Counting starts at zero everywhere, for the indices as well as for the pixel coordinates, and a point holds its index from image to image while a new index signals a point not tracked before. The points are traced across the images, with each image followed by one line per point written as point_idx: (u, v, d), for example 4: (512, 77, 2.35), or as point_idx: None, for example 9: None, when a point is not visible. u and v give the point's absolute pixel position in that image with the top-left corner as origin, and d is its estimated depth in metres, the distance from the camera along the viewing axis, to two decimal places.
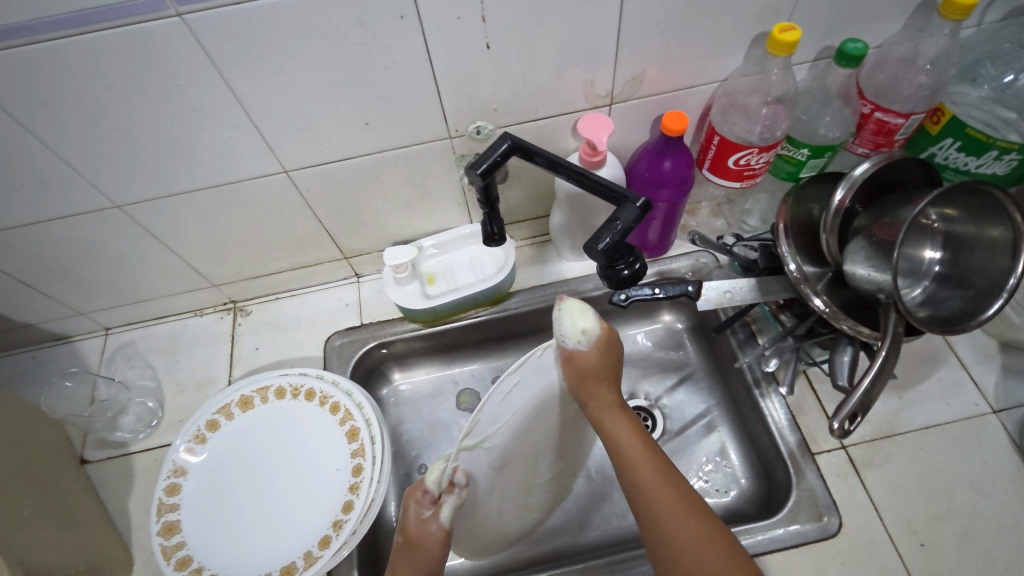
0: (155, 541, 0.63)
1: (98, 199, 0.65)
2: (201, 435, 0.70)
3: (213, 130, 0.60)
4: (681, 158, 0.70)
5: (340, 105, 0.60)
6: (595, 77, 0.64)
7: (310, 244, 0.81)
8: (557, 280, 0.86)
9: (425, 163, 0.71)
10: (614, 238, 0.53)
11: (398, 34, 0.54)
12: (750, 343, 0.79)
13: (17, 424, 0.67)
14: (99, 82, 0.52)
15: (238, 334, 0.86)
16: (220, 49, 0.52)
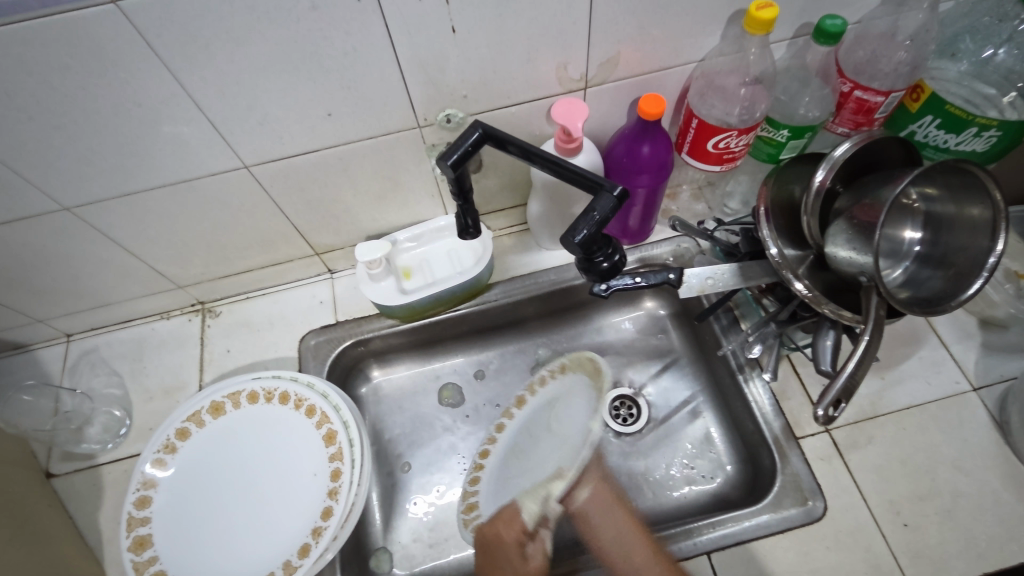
0: (126, 558, 0.61)
1: (44, 201, 0.61)
2: (171, 445, 0.67)
3: (163, 125, 0.56)
4: (659, 143, 0.68)
5: (299, 95, 0.57)
6: (568, 59, 0.62)
7: (278, 241, 0.78)
8: (537, 270, 0.85)
9: (395, 153, 0.68)
10: (591, 229, 0.51)
11: (357, 18, 0.51)
12: (733, 329, 0.77)
13: None
14: (32, 77, 0.49)
15: (207, 336, 0.83)
16: (163, 39, 0.48)
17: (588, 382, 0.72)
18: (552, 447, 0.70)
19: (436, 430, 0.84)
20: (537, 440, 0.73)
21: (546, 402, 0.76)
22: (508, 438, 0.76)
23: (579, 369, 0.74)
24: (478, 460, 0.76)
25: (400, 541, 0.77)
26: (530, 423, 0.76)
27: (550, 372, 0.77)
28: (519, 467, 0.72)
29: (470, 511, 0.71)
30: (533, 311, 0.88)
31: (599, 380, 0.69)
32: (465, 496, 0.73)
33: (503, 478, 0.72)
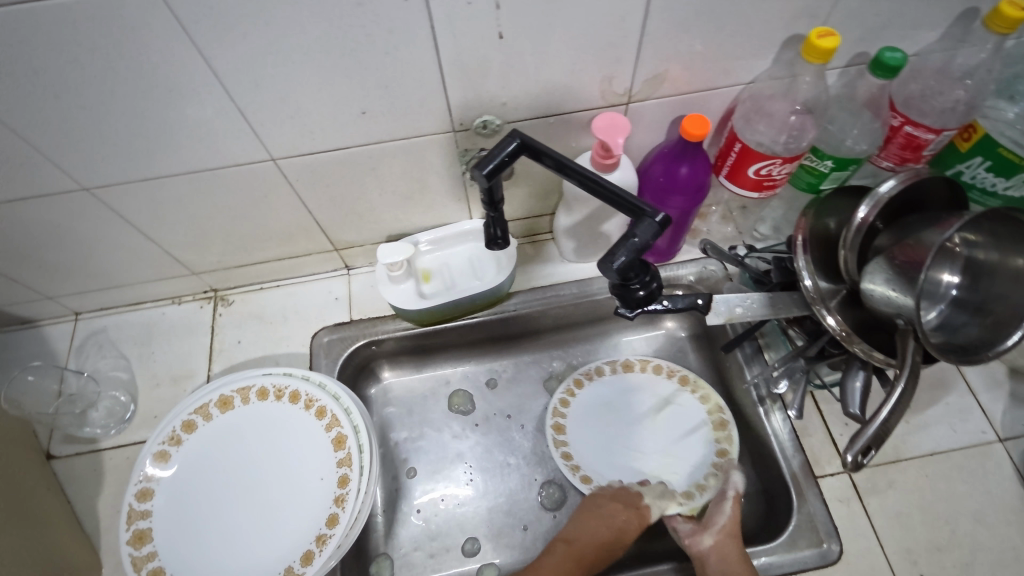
0: (124, 551, 0.60)
1: (65, 181, 0.59)
2: (176, 437, 0.66)
3: (193, 113, 0.54)
4: (698, 164, 0.66)
5: (335, 92, 0.55)
6: (613, 73, 0.59)
7: (298, 234, 0.76)
8: (560, 282, 0.83)
9: (427, 155, 0.66)
10: (629, 255, 0.49)
11: (403, 17, 0.49)
12: (757, 359, 0.75)
13: None
14: (62, 54, 0.46)
15: (219, 325, 0.81)
16: (200, 25, 0.46)
17: (706, 421, 0.79)
18: (648, 440, 0.79)
19: (445, 437, 0.83)
20: (635, 423, 0.81)
21: (654, 397, 0.82)
22: (606, 390, 0.83)
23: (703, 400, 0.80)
24: (572, 387, 0.83)
25: (400, 549, 0.75)
26: (633, 398, 0.82)
27: (671, 372, 0.83)
28: (614, 434, 0.80)
29: (559, 432, 0.80)
30: (550, 323, 0.86)
31: (720, 432, 0.78)
32: (554, 414, 0.81)
33: (595, 421, 0.81)
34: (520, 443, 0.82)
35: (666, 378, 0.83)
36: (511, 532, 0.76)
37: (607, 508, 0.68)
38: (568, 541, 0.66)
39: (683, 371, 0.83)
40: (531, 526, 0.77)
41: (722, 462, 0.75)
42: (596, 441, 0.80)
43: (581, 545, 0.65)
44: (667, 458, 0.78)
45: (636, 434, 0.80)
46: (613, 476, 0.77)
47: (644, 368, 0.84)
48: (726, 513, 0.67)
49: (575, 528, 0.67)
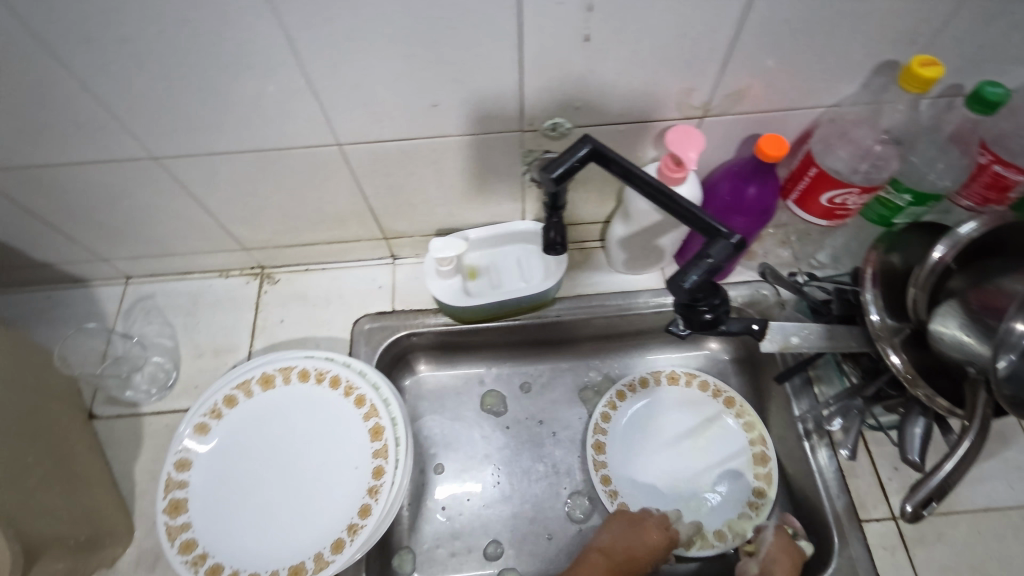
0: (160, 519, 0.61)
1: (135, 149, 0.60)
2: (217, 410, 0.66)
3: (270, 94, 0.54)
4: (768, 186, 0.64)
5: (411, 83, 0.54)
6: (694, 85, 0.58)
7: (350, 220, 0.76)
8: (606, 291, 0.81)
9: (490, 152, 0.65)
10: (701, 275, 0.48)
11: (491, 12, 0.48)
12: (806, 391, 0.73)
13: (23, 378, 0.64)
14: (152, 25, 0.46)
15: (263, 303, 0.82)
16: (289, 6, 0.46)
17: (747, 452, 0.77)
18: (685, 464, 0.78)
19: (476, 436, 0.82)
20: (674, 444, 0.79)
21: (696, 419, 0.80)
22: (648, 404, 0.82)
23: (746, 429, 0.78)
24: (614, 400, 0.81)
25: (423, 544, 0.75)
26: (674, 417, 0.81)
27: (716, 391, 0.81)
28: (652, 454, 0.79)
29: (600, 452, 0.78)
30: (591, 332, 0.84)
31: (760, 468, 0.76)
32: (595, 431, 0.79)
33: (636, 441, 0.79)
34: (551, 451, 0.81)
35: (712, 398, 0.81)
36: (535, 540, 0.75)
37: (637, 526, 0.69)
38: (602, 553, 0.66)
39: (730, 392, 0.81)
40: (556, 535, 0.76)
41: (758, 502, 0.74)
42: (634, 460, 0.78)
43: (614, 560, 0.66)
44: (703, 486, 0.76)
45: (674, 457, 0.78)
46: (647, 499, 0.76)
47: (689, 383, 0.82)
48: (770, 544, 0.66)
49: (608, 542, 0.68)
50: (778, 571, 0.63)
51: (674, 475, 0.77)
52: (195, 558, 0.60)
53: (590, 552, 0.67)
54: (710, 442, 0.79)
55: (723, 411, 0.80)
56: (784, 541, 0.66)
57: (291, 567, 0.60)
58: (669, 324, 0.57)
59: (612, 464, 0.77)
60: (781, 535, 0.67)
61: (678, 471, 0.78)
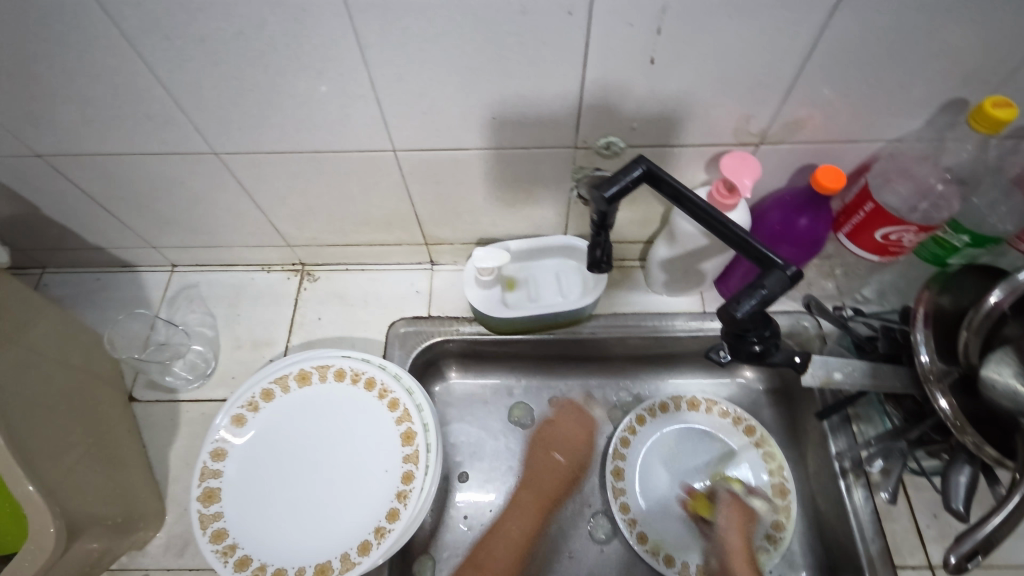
0: (194, 507, 0.62)
1: (198, 143, 0.61)
2: (254, 403, 0.68)
3: (335, 98, 0.55)
4: (820, 219, 0.63)
5: (473, 95, 0.55)
6: (754, 112, 0.57)
7: (394, 224, 0.77)
8: (642, 312, 0.81)
9: (541, 166, 0.65)
10: (755, 305, 0.47)
11: (561, 31, 0.48)
12: (844, 429, 0.71)
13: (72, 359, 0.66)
14: (231, 27, 0.48)
15: (302, 299, 0.83)
16: (364, 14, 0.47)
17: (767, 484, 0.76)
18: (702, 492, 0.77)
19: (502, 447, 0.82)
20: (690, 471, 0.79)
21: (714, 446, 0.80)
22: (669, 428, 0.81)
23: (766, 460, 0.77)
24: (634, 425, 0.80)
25: (443, 552, 0.75)
26: (693, 442, 0.80)
27: (737, 419, 0.80)
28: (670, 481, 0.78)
29: (619, 478, 0.77)
30: (624, 351, 0.84)
31: (779, 500, 0.75)
32: (614, 457, 0.78)
33: (655, 469, 0.78)
34: (576, 468, 0.80)
35: (733, 426, 0.80)
36: (556, 558, 0.75)
37: (551, 445, 0.81)
38: (526, 486, 0.78)
39: (751, 421, 0.80)
40: (576, 555, 0.75)
41: (777, 536, 0.73)
42: (654, 486, 0.78)
43: (545, 489, 0.78)
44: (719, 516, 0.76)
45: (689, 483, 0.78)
46: (665, 527, 0.75)
47: (709, 410, 0.81)
48: (723, 527, 0.72)
49: (525, 474, 0.79)
50: (735, 533, 0.72)
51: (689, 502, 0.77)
52: (223, 549, 0.61)
53: (515, 489, 0.79)
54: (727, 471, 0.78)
55: (744, 440, 0.79)
56: (737, 518, 0.73)
57: (317, 566, 0.60)
58: (708, 349, 0.56)
59: (631, 491, 0.77)
60: (735, 511, 0.73)
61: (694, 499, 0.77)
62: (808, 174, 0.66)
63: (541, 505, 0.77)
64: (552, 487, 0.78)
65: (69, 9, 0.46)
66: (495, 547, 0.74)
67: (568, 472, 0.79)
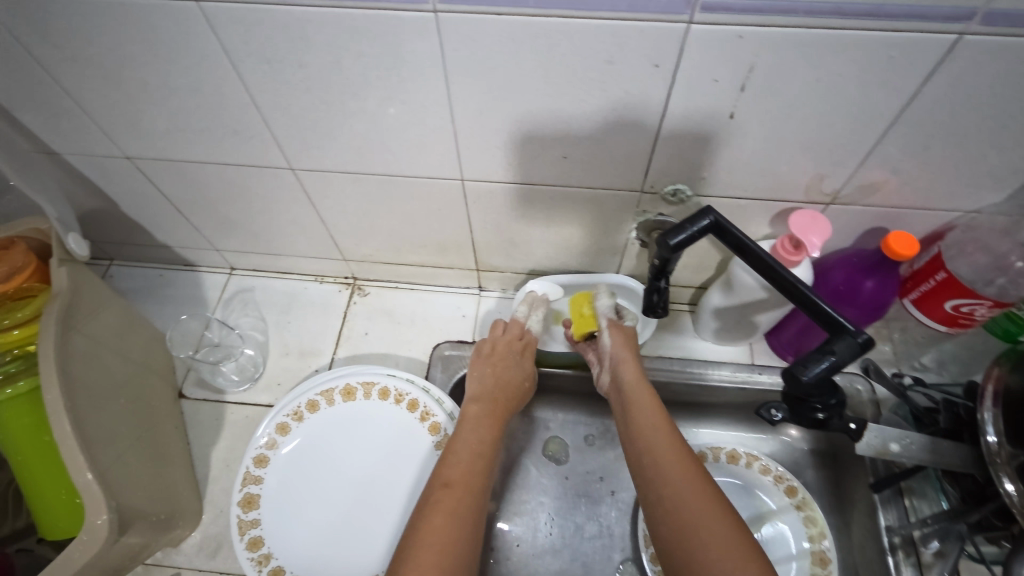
0: (234, 511, 0.63)
1: (278, 159, 0.64)
2: (299, 413, 0.69)
3: (415, 126, 0.57)
4: (887, 283, 0.62)
5: (548, 135, 0.56)
6: (828, 172, 0.57)
7: (450, 248, 0.78)
8: (686, 357, 0.81)
9: (603, 206, 0.66)
10: (823, 371, 0.45)
11: (645, 82, 0.49)
12: (896, 502, 0.67)
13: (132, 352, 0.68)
14: (329, 55, 0.50)
15: (351, 312, 0.85)
16: (456, 53, 0.48)
17: (805, 549, 0.73)
18: None
19: (532, 480, 0.81)
20: None
21: (752, 503, 0.78)
22: None
23: (807, 524, 0.74)
24: None
25: None
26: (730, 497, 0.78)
27: (778, 478, 0.77)
28: None
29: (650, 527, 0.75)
30: (663, 395, 0.82)
31: (818, 569, 0.71)
32: None
33: None
34: (606, 511, 0.79)
35: (773, 484, 0.78)
36: None
37: (492, 362, 0.70)
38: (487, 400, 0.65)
39: (793, 481, 0.77)
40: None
41: None
42: None
43: (494, 397, 0.66)
44: None
45: None
46: None
47: (750, 464, 0.79)
48: (609, 343, 0.68)
49: (485, 387, 0.67)
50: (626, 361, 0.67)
51: None
52: (258, 557, 0.62)
53: (468, 405, 0.66)
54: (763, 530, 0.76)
55: (784, 500, 0.77)
56: (621, 336, 0.69)
57: None
58: (758, 406, 0.52)
59: None
60: (616, 331, 0.70)
61: None
62: (876, 237, 0.64)
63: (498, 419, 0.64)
64: (506, 399, 0.67)
65: (183, 30, 0.49)
66: (456, 467, 0.57)
67: (515, 388, 0.68)
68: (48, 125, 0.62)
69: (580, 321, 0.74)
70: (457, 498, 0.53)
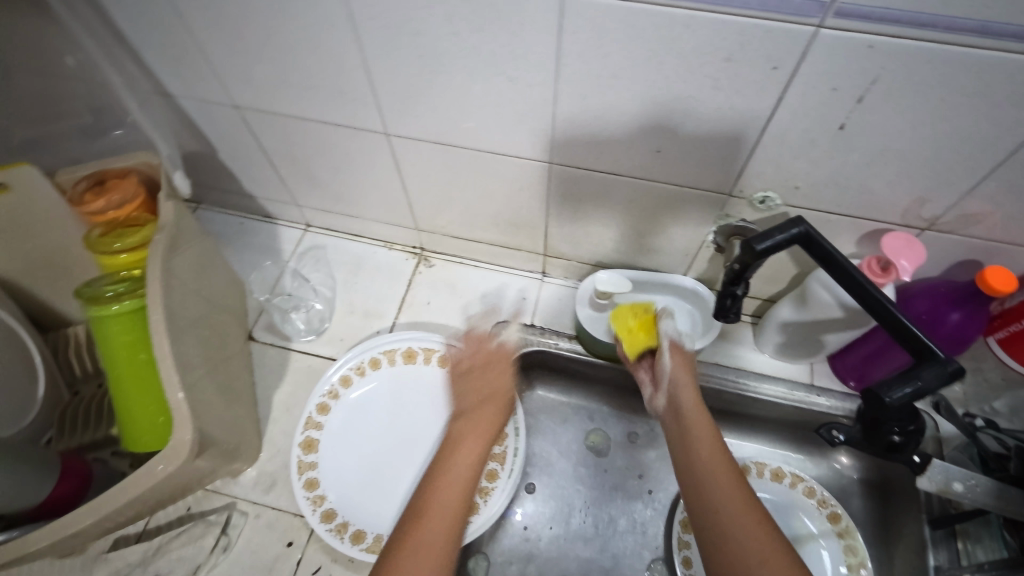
0: (295, 452, 0.67)
1: (375, 122, 0.66)
2: (362, 368, 0.72)
3: (515, 104, 0.58)
4: (974, 318, 0.60)
5: (645, 127, 0.57)
6: (931, 197, 0.55)
7: (522, 230, 0.79)
8: (743, 368, 0.80)
9: (685, 206, 0.66)
10: (907, 396, 0.45)
11: (758, 83, 0.49)
12: (947, 542, 0.65)
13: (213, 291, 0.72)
14: (447, 26, 0.51)
15: (416, 281, 0.87)
16: (574, 37, 0.49)
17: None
18: None
19: (572, 467, 0.82)
20: None
21: (791, 522, 0.77)
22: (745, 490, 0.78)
23: (846, 551, 0.73)
24: None
25: (498, 556, 0.76)
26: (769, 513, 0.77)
27: (822, 501, 0.76)
28: None
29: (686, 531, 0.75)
30: (712, 403, 0.82)
31: None
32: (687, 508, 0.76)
33: None
34: (643, 508, 0.79)
35: (816, 508, 0.76)
36: None
37: (474, 376, 0.68)
38: (466, 416, 0.63)
39: (837, 508, 0.76)
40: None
41: None
42: None
43: (477, 415, 0.63)
44: None
45: None
46: None
47: (793, 484, 0.78)
48: (668, 367, 0.67)
49: (466, 404, 0.65)
50: (683, 384, 0.65)
51: None
52: (313, 498, 0.65)
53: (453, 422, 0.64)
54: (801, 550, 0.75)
55: (826, 524, 0.75)
56: (682, 362, 0.67)
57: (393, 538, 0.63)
58: (821, 426, 0.52)
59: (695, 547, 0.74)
60: (677, 355, 0.68)
61: None
62: (968, 270, 0.62)
63: (486, 436, 0.62)
64: (493, 415, 0.64)
65: None
66: (441, 493, 0.55)
67: (500, 396, 0.65)
68: (169, 68, 0.66)
69: (628, 337, 0.72)
70: (429, 533, 0.51)
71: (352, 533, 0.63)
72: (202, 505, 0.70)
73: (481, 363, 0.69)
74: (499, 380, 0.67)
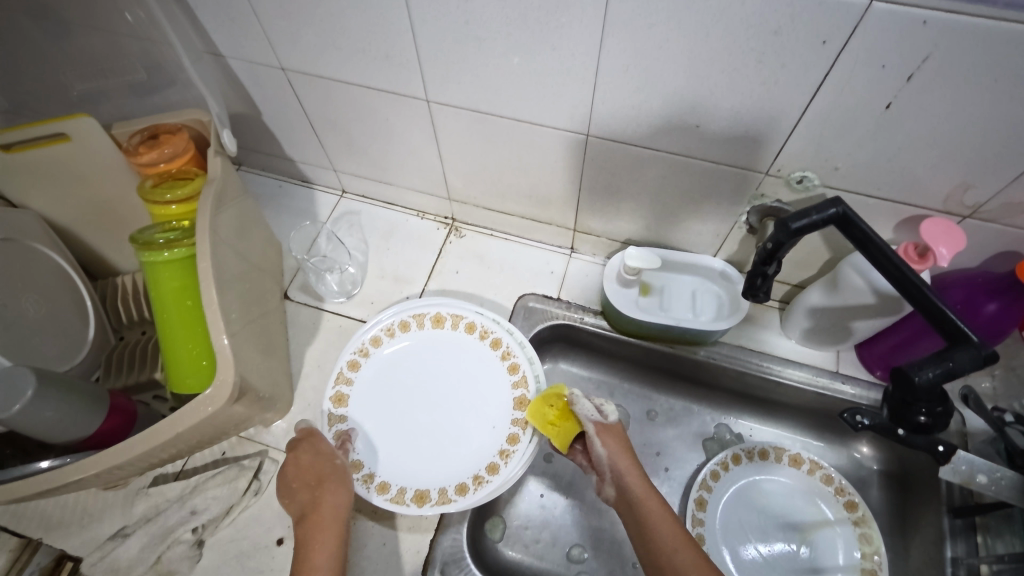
0: (326, 405, 0.70)
1: (417, 88, 0.68)
2: (392, 330, 0.75)
3: (556, 73, 0.59)
4: (1013, 310, 0.59)
5: (686, 100, 0.56)
6: (975, 183, 0.54)
7: (553, 204, 0.80)
8: (768, 352, 0.79)
9: (720, 185, 0.66)
10: (937, 376, 0.44)
11: (805, 57, 0.48)
12: (966, 535, 0.65)
13: (252, 248, 0.75)
14: None
15: (446, 250, 0.89)
16: (621, 5, 0.49)
17: (855, 563, 0.72)
18: (779, 544, 0.75)
19: None
20: (775, 520, 0.77)
21: (808, 508, 0.77)
22: (762, 473, 0.79)
23: (862, 540, 0.73)
24: (728, 461, 0.79)
25: (515, 519, 0.78)
26: (786, 497, 0.78)
27: (840, 489, 0.76)
28: (749, 524, 0.77)
29: (700, 508, 0.76)
30: (734, 386, 0.82)
31: None
32: (702, 486, 0.77)
33: (739, 509, 0.77)
34: (659, 484, 0.80)
35: (833, 495, 0.77)
36: (619, 564, 0.75)
37: (291, 473, 0.61)
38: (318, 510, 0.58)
39: (854, 496, 0.76)
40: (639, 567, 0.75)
41: None
42: (733, 525, 0.76)
43: (316, 511, 0.58)
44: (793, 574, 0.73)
45: (765, 531, 0.76)
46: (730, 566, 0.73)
47: (811, 471, 0.78)
48: (606, 456, 0.61)
49: (302, 497, 0.59)
50: (625, 466, 0.60)
51: (760, 550, 0.75)
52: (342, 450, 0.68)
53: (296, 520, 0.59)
54: (815, 536, 0.75)
55: (842, 511, 0.75)
56: (617, 444, 0.62)
57: (415, 493, 0.66)
58: (843, 409, 0.50)
59: (709, 523, 0.76)
60: (609, 437, 0.63)
61: (766, 548, 0.75)
62: (1009, 262, 0.61)
63: (330, 521, 0.57)
64: (331, 495, 0.59)
65: None
66: None
67: (334, 471, 0.61)
68: (222, 28, 0.68)
69: (556, 432, 0.66)
70: None
71: (377, 483, 0.66)
72: (236, 450, 0.73)
73: (315, 456, 0.62)
74: (329, 464, 0.61)
